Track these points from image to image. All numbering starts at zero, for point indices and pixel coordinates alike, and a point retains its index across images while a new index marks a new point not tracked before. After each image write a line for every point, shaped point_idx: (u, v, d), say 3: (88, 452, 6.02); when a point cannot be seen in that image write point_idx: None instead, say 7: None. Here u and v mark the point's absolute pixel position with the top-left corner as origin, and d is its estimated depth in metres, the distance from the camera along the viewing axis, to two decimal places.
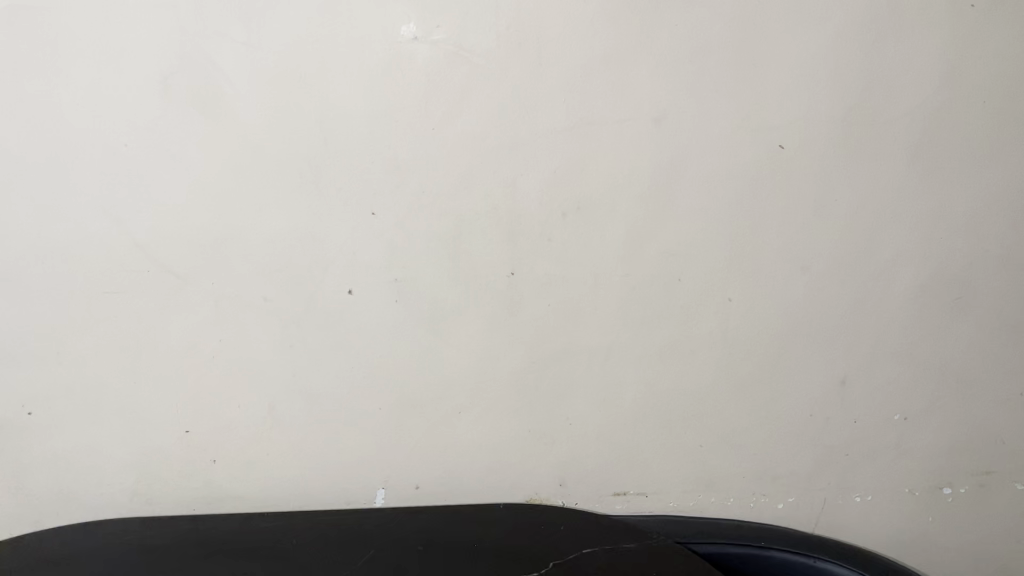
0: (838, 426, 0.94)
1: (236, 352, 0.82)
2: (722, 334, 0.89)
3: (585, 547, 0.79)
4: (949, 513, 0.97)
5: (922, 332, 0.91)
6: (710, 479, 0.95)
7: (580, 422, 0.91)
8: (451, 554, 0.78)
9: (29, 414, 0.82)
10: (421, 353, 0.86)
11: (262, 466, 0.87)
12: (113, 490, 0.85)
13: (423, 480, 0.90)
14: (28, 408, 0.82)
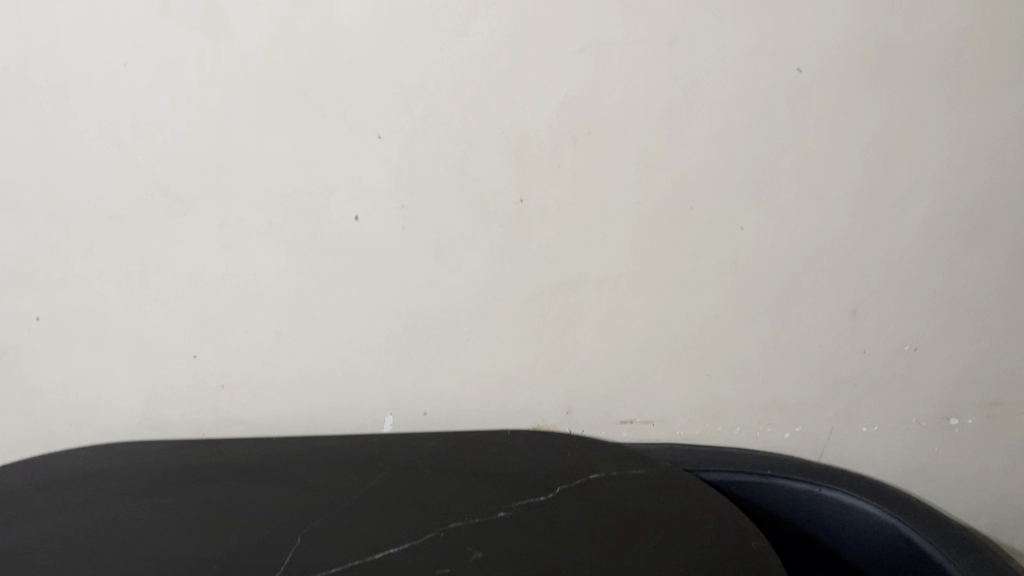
0: (849, 357, 0.93)
1: (241, 280, 0.84)
2: (734, 263, 0.88)
3: (590, 473, 0.81)
4: (955, 444, 0.97)
5: (938, 262, 0.89)
6: (716, 409, 0.95)
7: (587, 351, 0.91)
8: (459, 477, 0.80)
9: (37, 320, 0.84)
10: (427, 282, 0.86)
11: (271, 393, 0.90)
12: (122, 414, 0.90)
13: (430, 408, 0.93)
14: (35, 313, 0.84)
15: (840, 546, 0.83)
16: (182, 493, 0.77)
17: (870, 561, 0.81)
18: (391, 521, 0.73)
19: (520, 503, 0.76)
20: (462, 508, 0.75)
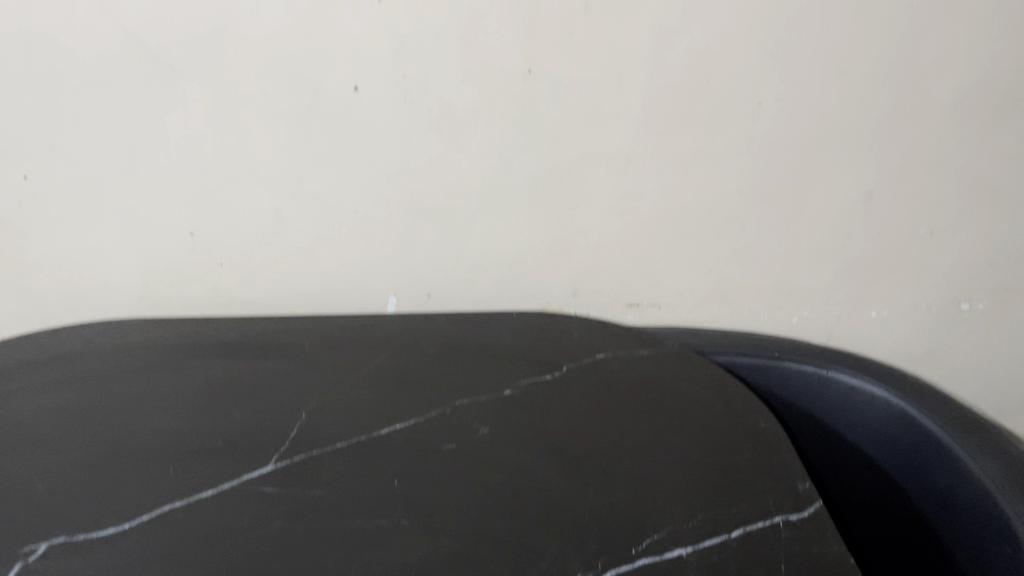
0: (862, 240, 0.91)
1: (237, 155, 0.81)
2: (750, 141, 0.84)
3: (596, 354, 0.80)
4: (964, 328, 0.97)
5: (962, 142, 0.86)
6: (724, 293, 0.94)
7: (595, 232, 0.89)
8: (464, 356, 0.79)
9: (24, 178, 0.81)
10: (431, 158, 0.83)
11: (271, 272, 0.89)
12: (119, 291, 0.89)
13: (434, 288, 0.92)
14: (22, 172, 0.80)
15: (843, 428, 0.83)
16: (182, 370, 0.76)
17: (873, 444, 0.81)
18: (395, 400, 0.72)
19: (526, 383, 0.75)
20: (467, 388, 0.74)
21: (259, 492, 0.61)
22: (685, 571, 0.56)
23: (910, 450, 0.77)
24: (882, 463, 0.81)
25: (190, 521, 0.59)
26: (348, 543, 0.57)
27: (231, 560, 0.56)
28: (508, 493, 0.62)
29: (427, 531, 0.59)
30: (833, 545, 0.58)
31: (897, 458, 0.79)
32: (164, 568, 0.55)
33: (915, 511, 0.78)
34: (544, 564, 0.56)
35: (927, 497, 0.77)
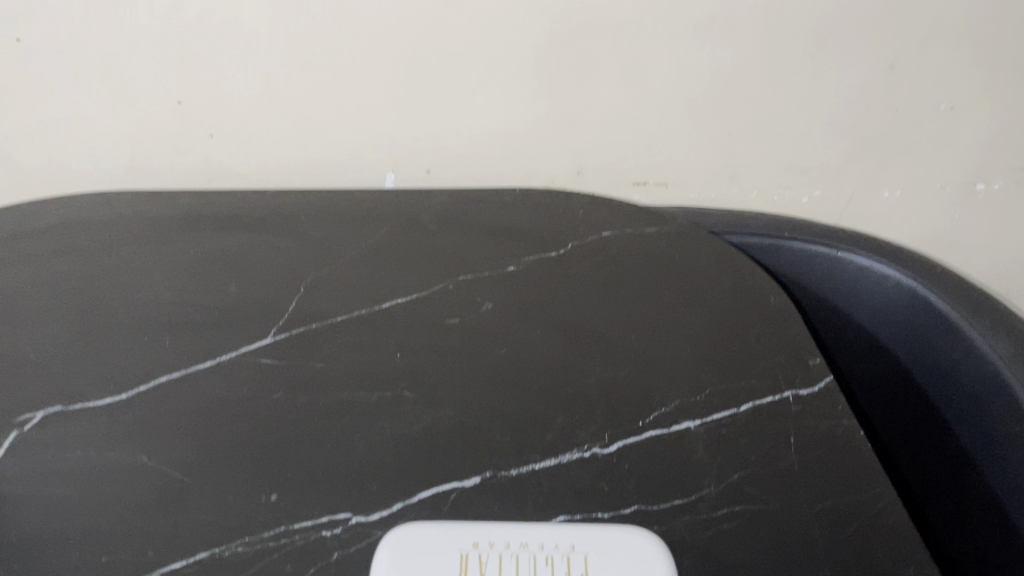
0: (880, 115, 0.87)
1: (225, 17, 0.76)
2: (769, 8, 0.79)
3: (603, 231, 0.77)
4: (978, 208, 0.94)
5: (996, 12, 0.80)
6: (734, 171, 0.91)
7: (602, 105, 0.85)
8: (466, 229, 0.76)
9: (18, 42, 0.76)
10: (430, 22, 0.78)
11: (264, 143, 0.85)
12: (107, 164, 0.86)
13: (434, 164, 0.88)
14: (15, 35, 0.76)
15: (852, 308, 0.81)
16: (175, 242, 0.73)
17: (883, 324, 0.79)
18: (396, 274, 0.70)
19: (531, 258, 0.73)
20: (470, 263, 0.72)
21: (259, 364, 0.60)
22: (694, 444, 0.55)
23: (920, 332, 0.75)
24: (891, 344, 0.79)
25: (190, 392, 0.57)
26: (351, 415, 0.56)
27: (233, 431, 0.55)
28: (514, 367, 0.61)
29: (431, 404, 0.58)
30: (844, 419, 0.57)
31: (905, 338, 0.77)
32: (164, 437, 0.54)
33: (919, 391, 0.77)
34: (550, 436, 0.55)
35: (933, 379, 0.75)
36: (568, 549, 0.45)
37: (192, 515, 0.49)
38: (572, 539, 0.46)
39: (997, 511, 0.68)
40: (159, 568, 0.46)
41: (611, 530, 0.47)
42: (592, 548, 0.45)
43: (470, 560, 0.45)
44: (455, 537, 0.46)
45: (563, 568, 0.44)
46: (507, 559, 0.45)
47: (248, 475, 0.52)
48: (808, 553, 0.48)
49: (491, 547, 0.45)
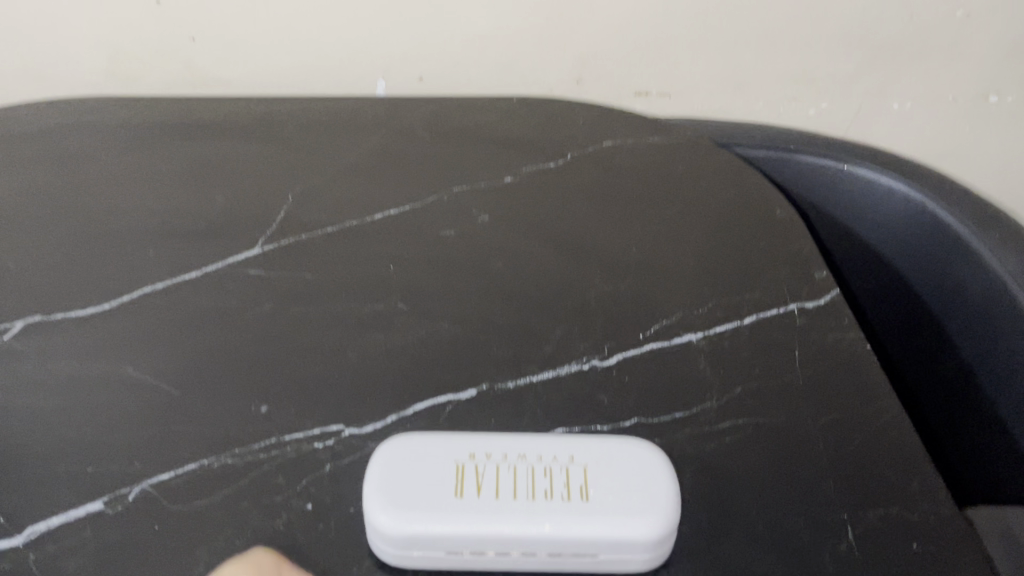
0: (894, 22, 0.83)
1: None
2: None
3: (604, 141, 0.74)
4: (988, 122, 0.91)
5: None
6: (740, 80, 0.87)
7: (603, 8, 0.81)
8: (461, 138, 0.73)
9: None
10: None
11: (248, 47, 0.81)
12: (84, 68, 0.82)
13: (426, 71, 0.85)
14: None
15: (854, 222, 0.78)
16: (156, 150, 0.70)
17: (888, 238, 0.76)
18: (388, 184, 0.67)
19: (528, 168, 0.70)
20: (464, 172, 0.69)
21: (247, 276, 0.58)
22: (696, 357, 0.54)
23: (928, 248, 0.72)
24: (894, 259, 0.77)
25: (176, 304, 0.56)
26: (343, 327, 0.55)
27: (221, 343, 0.53)
28: (511, 279, 0.59)
29: (425, 317, 0.56)
30: (849, 333, 0.55)
31: (911, 255, 0.75)
32: (150, 348, 0.52)
33: (922, 307, 0.75)
34: (548, 349, 0.54)
35: (939, 296, 0.73)
36: (568, 460, 0.43)
37: (180, 426, 0.48)
38: (571, 450, 0.44)
39: (1000, 429, 0.68)
40: (147, 479, 0.45)
41: (611, 442, 0.45)
42: (593, 459, 0.43)
43: (466, 470, 0.42)
44: (449, 449, 0.44)
45: (562, 477, 0.42)
46: (505, 469, 0.43)
47: (237, 387, 0.50)
48: (812, 465, 0.47)
49: (487, 458, 0.43)
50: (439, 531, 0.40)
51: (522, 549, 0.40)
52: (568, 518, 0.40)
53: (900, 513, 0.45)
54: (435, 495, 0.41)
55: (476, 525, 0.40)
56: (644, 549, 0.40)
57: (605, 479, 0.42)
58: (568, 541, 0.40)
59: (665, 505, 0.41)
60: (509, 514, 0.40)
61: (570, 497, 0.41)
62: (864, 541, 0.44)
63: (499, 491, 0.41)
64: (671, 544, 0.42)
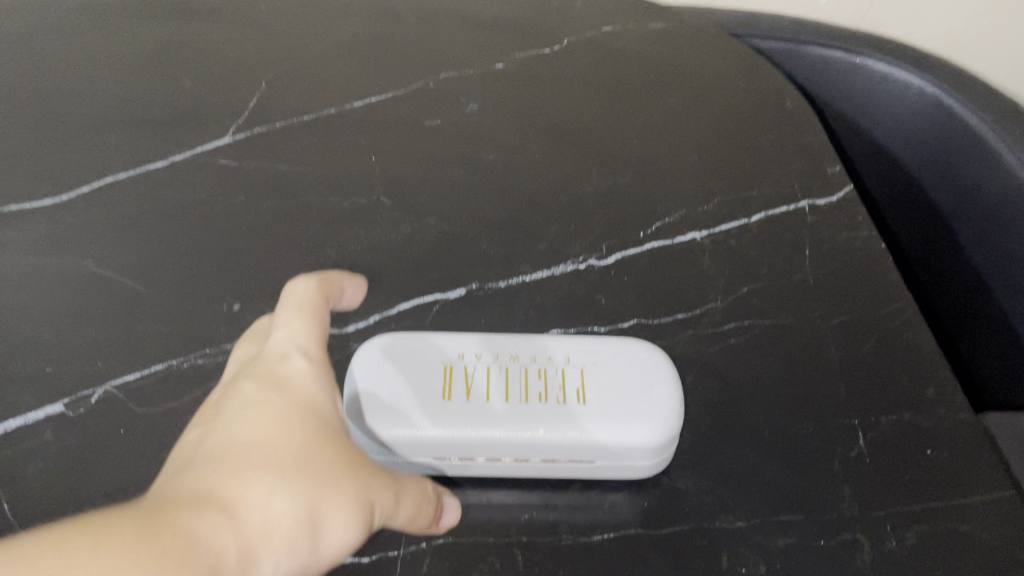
0: None
1: None
2: None
3: (603, 26, 0.69)
4: None
5: None
6: None
7: None
8: (448, 20, 0.68)
9: None
10: None
11: None
12: None
13: None
14: None
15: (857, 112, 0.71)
16: (117, 30, 0.65)
17: (892, 131, 0.70)
18: (369, 69, 0.62)
19: (520, 54, 0.65)
20: (452, 58, 0.64)
21: (217, 166, 0.54)
22: (700, 256, 0.50)
23: (946, 150, 0.66)
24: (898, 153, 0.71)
25: (141, 196, 0.52)
26: (321, 222, 0.51)
27: (191, 238, 0.49)
28: (502, 172, 0.55)
29: (410, 211, 0.52)
30: (863, 231, 0.52)
31: (926, 157, 0.69)
32: (113, 243, 0.49)
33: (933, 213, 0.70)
34: (541, 247, 0.50)
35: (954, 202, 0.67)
36: (564, 362, 0.40)
37: (146, 324, 0.45)
38: (567, 351, 0.41)
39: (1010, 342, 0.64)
40: (110, 380, 0.42)
41: (611, 344, 0.42)
42: (591, 361, 0.40)
43: (454, 372, 0.39)
44: (436, 350, 0.40)
45: (558, 379, 0.39)
46: (496, 371, 0.39)
47: (208, 284, 0.47)
48: (823, 368, 0.45)
49: (477, 359, 0.40)
50: (424, 436, 0.37)
51: (514, 456, 0.38)
52: (563, 423, 0.38)
53: (913, 419, 0.42)
54: (418, 398, 0.38)
55: (464, 430, 0.37)
56: (645, 455, 0.38)
57: (604, 382, 0.39)
58: (564, 447, 0.37)
59: (668, 410, 0.39)
60: (500, 418, 0.37)
61: (566, 400, 0.38)
62: (876, 447, 0.41)
63: (490, 393, 0.38)
64: (674, 449, 0.40)
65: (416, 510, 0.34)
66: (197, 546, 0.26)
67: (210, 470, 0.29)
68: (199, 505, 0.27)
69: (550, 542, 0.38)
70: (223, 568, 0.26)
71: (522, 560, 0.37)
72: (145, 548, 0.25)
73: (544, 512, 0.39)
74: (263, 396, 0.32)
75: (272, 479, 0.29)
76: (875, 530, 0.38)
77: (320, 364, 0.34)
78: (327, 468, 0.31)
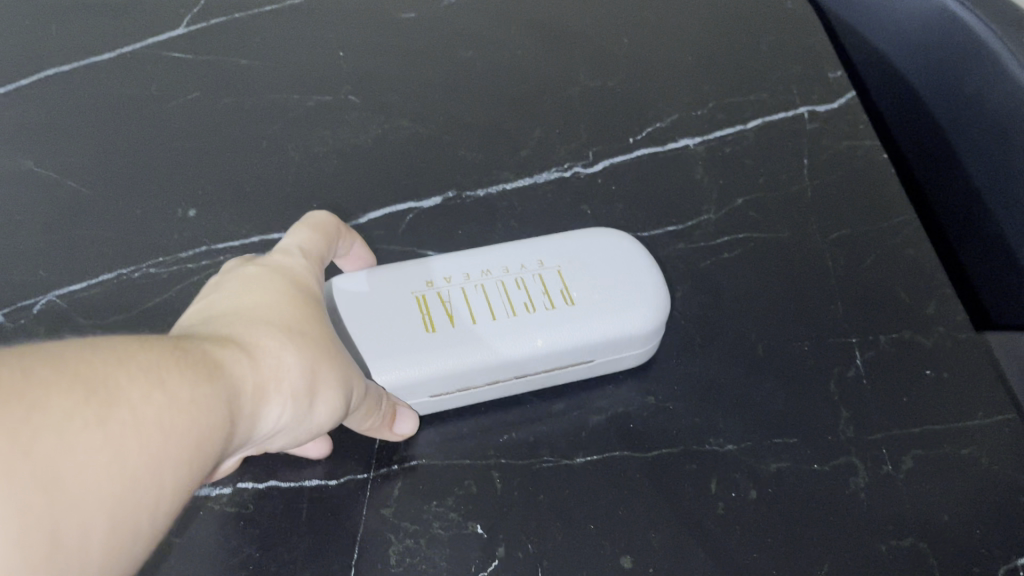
0: None
1: None
2: None
3: None
4: None
5: None
6: None
7: None
8: None
9: None
10: None
11: None
12: None
13: None
14: None
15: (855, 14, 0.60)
16: None
17: (889, 35, 0.58)
18: None
19: None
20: None
21: (169, 59, 0.49)
22: (693, 165, 0.47)
23: (944, 63, 0.54)
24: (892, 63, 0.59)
25: (86, 91, 0.47)
26: (284, 122, 0.47)
27: (141, 139, 0.46)
28: (480, 72, 0.51)
29: (382, 113, 0.48)
30: (866, 141, 0.48)
31: (927, 75, 0.56)
32: (60, 142, 0.45)
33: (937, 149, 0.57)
34: (524, 153, 0.47)
35: (951, 126, 0.55)
36: (538, 266, 0.37)
37: (93, 232, 0.41)
38: (538, 254, 0.38)
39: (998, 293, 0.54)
40: (54, 290, 0.39)
41: (578, 237, 0.39)
42: (564, 259, 0.37)
43: (429, 300, 0.35)
44: (402, 278, 0.36)
45: (538, 285, 0.36)
46: (472, 290, 0.36)
47: (160, 188, 0.43)
48: (821, 284, 0.42)
49: (449, 282, 0.36)
50: (419, 374, 0.34)
51: (515, 374, 0.35)
52: (559, 328, 0.35)
53: (914, 337, 0.40)
54: (398, 329, 0.34)
55: (455, 357, 0.34)
56: (643, 341, 0.36)
57: (586, 278, 0.37)
58: (563, 354, 0.35)
59: (654, 293, 0.36)
60: (493, 338, 0.34)
61: (554, 304, 0.36)
62: (874, 366, 0.39)
63: (474, 313, 0.35)
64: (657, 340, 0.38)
65: (370, 407, 0.31)
66: (224, 373, 0.23)
67: (215, 323, 0.25)
68: (215, 340, 0.24)
69: (530, 465, 0.35)
70: (240, 404, 0.23)
71: (499, 484, 0.35)
72: (185, 367, 0.21)
73: (525, 433, 0.36)
74: (260, 271, 0.29)
75: (281, 333, 0.26)
76: (870, 453, 0.36)
77: (316, 270, 0.32)
78: (327, 340, 0.27)
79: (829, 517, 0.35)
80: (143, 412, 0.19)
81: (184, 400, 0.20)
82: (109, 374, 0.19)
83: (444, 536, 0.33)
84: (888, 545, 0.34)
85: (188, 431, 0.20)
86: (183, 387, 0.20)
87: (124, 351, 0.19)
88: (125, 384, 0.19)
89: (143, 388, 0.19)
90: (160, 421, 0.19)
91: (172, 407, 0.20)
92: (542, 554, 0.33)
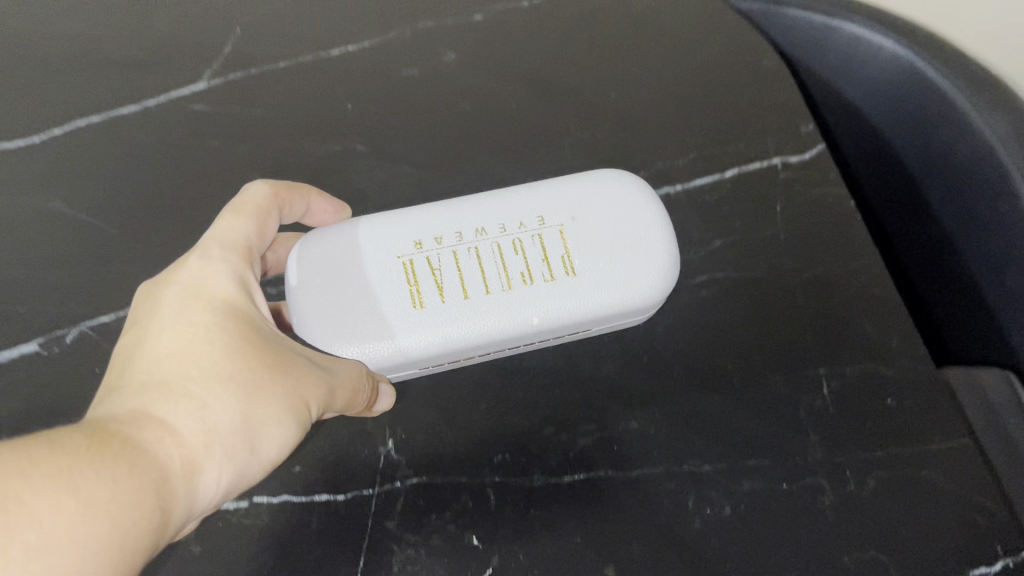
0: None
1: None
2: None
3: None
4: None
5: None
6: None
7: None
8: None
9: None
10: None
11: None
12: None
13: None
14: None
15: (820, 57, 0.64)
16: None
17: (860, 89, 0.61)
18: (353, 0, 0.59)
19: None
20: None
21: (192, 110, 0.53)
22: (675, 212, 0.51)
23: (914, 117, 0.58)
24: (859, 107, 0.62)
25: (114, 137, 0.52)
26: (298, 171, 0.51)
27: (164, 182, 0.50)
28: (481, 124, 0.54)
29: (387, 161, 0.52)
30: (837, 188, 0.51)
31: (892, 118, 0.60)
32: (93, 182, 0.50)
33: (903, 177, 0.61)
34: None
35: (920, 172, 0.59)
36: (540, 224, 0.40)
37: (120, 269, 0.46)
38: (538, 211, 0.41)
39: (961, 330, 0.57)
40: (83, 321, 0.44)
41: (570, 190, 0.41)
42: (568, 216, 0.40)
43: (418, 268, 0.38)
44: (389, 244, 0.39)
45: (538, 249, 0.39)
46: (464, 254, 0.39)
47: (182, 230, 0.47)
48: (792, 319, 0.45)
49: (438, 245, 0.39)
50: (428, 348, 0.38)
51: (512, 340, 0.39)
52: (554, 302, 0.38)
53: (877, 368, 0.43)
54: (393, 301, 0.37)
55: (450, 331, 0.37)
56: (642, 311, 0.40)
57: (587, 239, 0.40)
58: (560, 324, 0.39)
59: (660, 259, 0.40)
60: (487, 312, 0.38)
61: (552, 274, 0.39)
62: (840, 393, 0.42)
63: (469, 285, 0.38)
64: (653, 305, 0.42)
65: (355, 391, 0.35)
66: (143, 458, 0.27)
67: (140, 391, 0.30)
68: (135, 420, 0.29)
69: (521, 482, 0.39)
70: (169, 483, 0.28)
71: (493, 500, 0.38)
72: (98, 464, 0.26)
73: (517, 454, 0.40)
74: (182, 307, 0.33)
75: (202, 391, 0.31)
76: (835, 475, 0.40)
77: (244, 283, 0.36)
78: (252, 374, 0.32)
79: (793, 534, 0.38)
80: (52, 521, 0.23)
81: (98, 500, 0.25)
82: (13, 493, 0.23)
83: (443, 547, 0.37)
84: (850, 557, 0.38)
85: (108, 524, 0.25)
86: (94, 486, 0.25)
87: (29, 463, 0.24)
88: (29, 499, 0.23)
89: (50, 497, 0.24)
90: (73, 525, 0.24)
91: (84, 506, 0.24)
92: (532, 565, 0.37)
